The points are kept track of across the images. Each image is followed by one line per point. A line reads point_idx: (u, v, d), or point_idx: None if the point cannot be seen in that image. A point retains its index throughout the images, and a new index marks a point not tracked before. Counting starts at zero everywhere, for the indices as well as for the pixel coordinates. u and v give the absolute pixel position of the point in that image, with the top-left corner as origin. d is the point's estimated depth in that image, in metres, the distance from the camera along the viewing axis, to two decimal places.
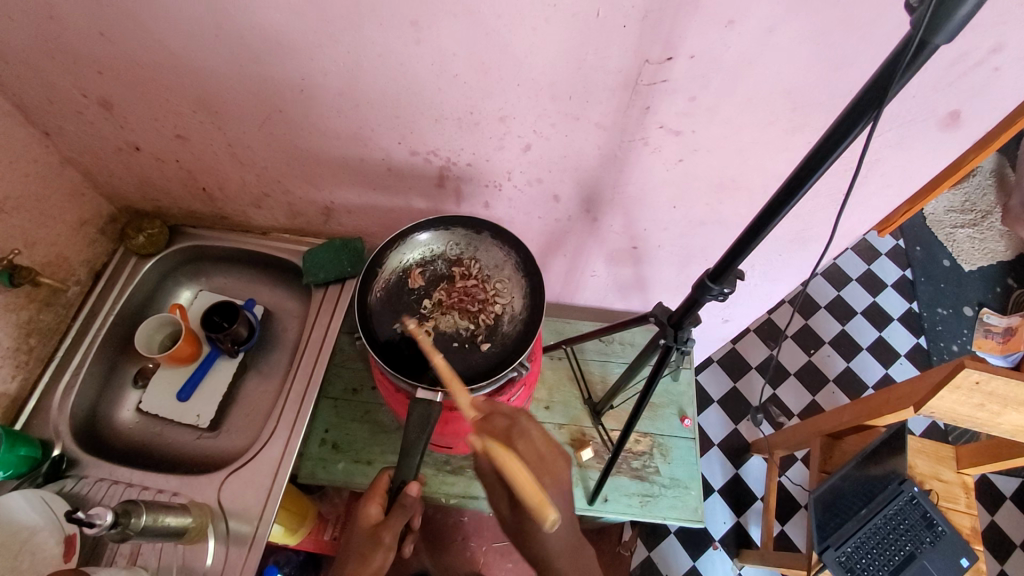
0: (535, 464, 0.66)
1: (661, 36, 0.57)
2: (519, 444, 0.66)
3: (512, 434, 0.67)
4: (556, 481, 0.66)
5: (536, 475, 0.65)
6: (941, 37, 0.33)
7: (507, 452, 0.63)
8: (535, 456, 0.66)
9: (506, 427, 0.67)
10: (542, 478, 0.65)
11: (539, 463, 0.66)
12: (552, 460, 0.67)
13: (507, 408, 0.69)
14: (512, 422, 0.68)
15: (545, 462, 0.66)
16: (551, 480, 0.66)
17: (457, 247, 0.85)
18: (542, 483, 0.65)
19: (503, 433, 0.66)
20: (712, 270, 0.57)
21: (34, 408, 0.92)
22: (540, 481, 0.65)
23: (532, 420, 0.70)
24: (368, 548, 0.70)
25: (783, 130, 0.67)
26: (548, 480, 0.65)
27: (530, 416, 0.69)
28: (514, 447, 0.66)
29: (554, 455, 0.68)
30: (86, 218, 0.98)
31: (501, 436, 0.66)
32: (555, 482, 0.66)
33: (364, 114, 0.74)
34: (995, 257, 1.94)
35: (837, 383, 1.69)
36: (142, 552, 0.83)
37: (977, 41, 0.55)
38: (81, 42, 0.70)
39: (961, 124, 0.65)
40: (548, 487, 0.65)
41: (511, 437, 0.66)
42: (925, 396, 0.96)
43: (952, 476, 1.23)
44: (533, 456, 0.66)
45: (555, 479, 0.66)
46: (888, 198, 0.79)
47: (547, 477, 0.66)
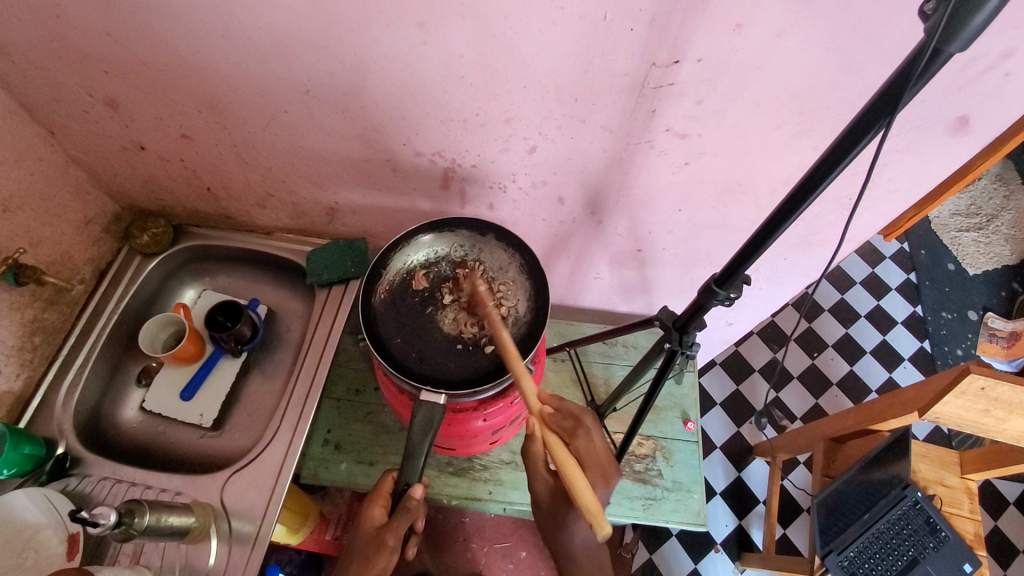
0: (590, 460, 0.72)
1: (668, 39, 0.57)
2: (579, 441, 0.73)
3: (576, 432, 0.74)
4: (605, 483, 0.73)
5: (592, 470, 0.72)
6: (955, 45, 0.32)
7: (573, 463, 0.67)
8: (592, 456, 0.73)
9: (570, 425, 0.74)
10: (596, 475, 0.72)
11: (591, 461, 0.72)
12: (602, 463, 0.73)
13: (574, 408, 0.75)
14: (576, 424, 0.74)
15: (600, 462, 0.73)
16: (598, 479, 0.72)
17: (461, 249, 0.85)
18: (594, 479, 0.72)
19: (567, 431, 0.74)
20: (718, 275, 0.57)
21: (38, 407, 0.92)
22: (592, 477, 0.72)
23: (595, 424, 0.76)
24: (372, 550, 0.70)
25: (791, 134, 0.67)
26: (598, 481, 0.72)
27: (594, 419, 0.75)
28: (575, 443, 0.73)
29: (605, 457, 0.74)
30: (91, 217, 0.98)
31: (566, 432, 0.74)
32: (603, 483, 0.73)
33: (369, 115, 0.74)
34: (1000, 261, 1.93)
35: (840, 386, 1.69)
36: (145, 551, 0.83)
37: (988, 46, 0.54)
38: (88, 41, 0.70)
39: (970, 129, 0.65)
40: (599, 485, 0.72)
41: (573, 432, 0.73)
42: (929, 401, 0.95)
43: (956, 481, 1.22)
44: (586, 453, 0.73)
45: (605, 480, 0.73)
46: (895, 202, 0.78)
47: (597, 476, 0.72)
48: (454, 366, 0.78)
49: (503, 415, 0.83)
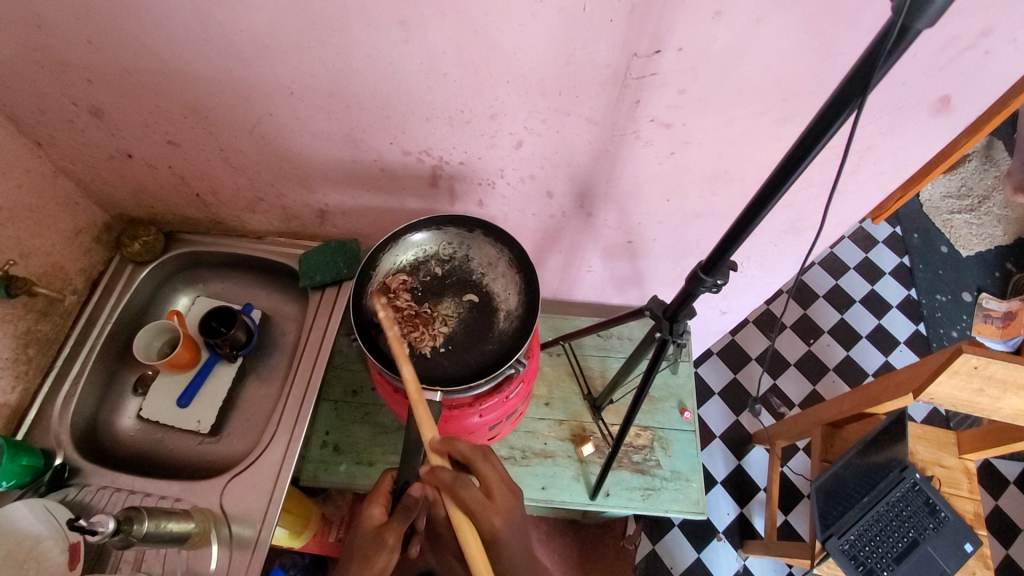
0: (481, 505, 0.65)
1: (648, 29, 0.57)
2: (462, 493, 0.64)
3: (457, 482, 0.65)
4: (505, 520, 0.66)
5: (482, 516, 0.64)
6: (922, 22, 0.33)
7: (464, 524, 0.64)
8: (481, 502, 0.65)
9: (457, 473, 0.66)
10: (490, 520, 0.65)
11: (485, 506, 0.65)
12: (496, 501, 0.66)
13: (464, 449, 0.68)
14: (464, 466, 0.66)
15: (490, 506, 0.65)
16: (500, 517, 0.66)
17: (449, 247, 0.85)
18: (490, 523, 0.65)
19: (447, 484, 0.65)
20: (704, 262, 0.57)
21: (35, 418, 0.92)
22: (488, 524, 0.65)
23: (487, 449, 0.69)
24: (371, 549, 0.69)
25: (774, 120, 0.67)
26: (499, 520, 0.65)
27: (484, 456, 0.68)
28: (458, 496, 0.64)
29: (500, 492, 0.67)
30: (81, 227, 0.98)
31: (446, 486, 0.65)
32: (505, 519, 0.66)
33: (354, 115, 0.74)
34: (992, 242, 1.94)
35: (837, 372, 1.69)
36: (146, 559, 0.83)
37: (967, 24, 0.54)
38: (69, 50, 0.70)
39: (952, 109, 0.65)
40: (497, 527, 0.65)
41: (455, 484, 0.64)
42: (924, 382, 0.96)
43: (955, 462, 1.23)
44: (478, 500, 0.65)
45: (503, 516, 0.66)
46: (882, 184, 0.79)
47: (495, 517, 0.65)
48: (449, 364, 0.79)
49: (499, 410, 0.82)
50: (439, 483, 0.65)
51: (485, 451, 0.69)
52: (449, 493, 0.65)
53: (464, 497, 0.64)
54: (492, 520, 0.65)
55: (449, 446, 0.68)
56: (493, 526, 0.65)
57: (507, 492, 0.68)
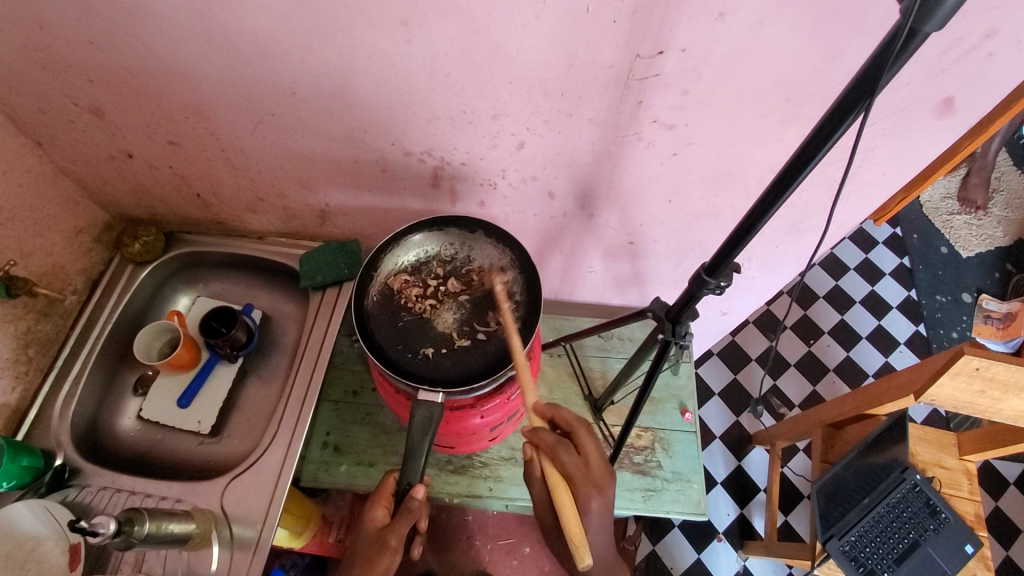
0: (580, 474, 0.69)
1: (651, 30, 0.57)
2: (563, 458, 0.70)
3: (558, 448, 0.70)
4: (601, 494, 0.69)
5: (581, 485, 0.69)
6: (931, 26, 0.32)
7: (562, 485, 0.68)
8: (581, 473, 0.69)
9: (561, 439, 0.72)
10: (584, 490, 0.69)
11: (584, 475, 0.69)
12: (594, 474, 0.70)
13: (567, 418, 0.73)
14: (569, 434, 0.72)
15: (588, 477, 0.69)
16: (595, 491, 0.69)
17: (451, 248, 0.85)
18: (586, 495, 0.69)
19: (548, 447, 0.71)
20: (708, 264, 0.57)
21: (35, 418, 0.92)
22: (584, 495, 0.69)
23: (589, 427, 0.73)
24: (375, 551, 0.69)
25: (777, 121, 0.67)
26: (592, 493, 0.69)
27: (586, 429, 0.72)
28: (558, 459, 0.70)
29: (598, 469, 0.70)
30: (81, 227, 0.98)
31: (548, 448, 0.71)
32: (599, 494, 0.69)
33: (356, 116, 0.74)
34: (992, 243, 1.94)
35: (837, 372, 1.69)
36: (146, 559, 0.83)
37: (970, 26, 0.54)
38: (71, 50, 0.70)
39: (955, 111, 0.65)
40: (593, 498, 0.69)
41: (558, 449, 0.70)
42: (925, 384, 0.96)
43: (955, 462, 1.23)
44: (577, 468, 0.69)
45: (599, 491, 0.69)
46: (883, 186, 0.79)
47: (591, 490, 0.69)
48: (450, 365, 0.78)
49: (500, 412, 0.82)
50: (543, 445, 0.71)
51: (586, 425, 0.73)
52: (551, 455, 0.71)
53: (566, 463, 0.70)
54: (589, 491, 0.69)
55: (551, 412, 0.74)
56: (585, 499, 0.69)
57: (605, 471, 0.70)
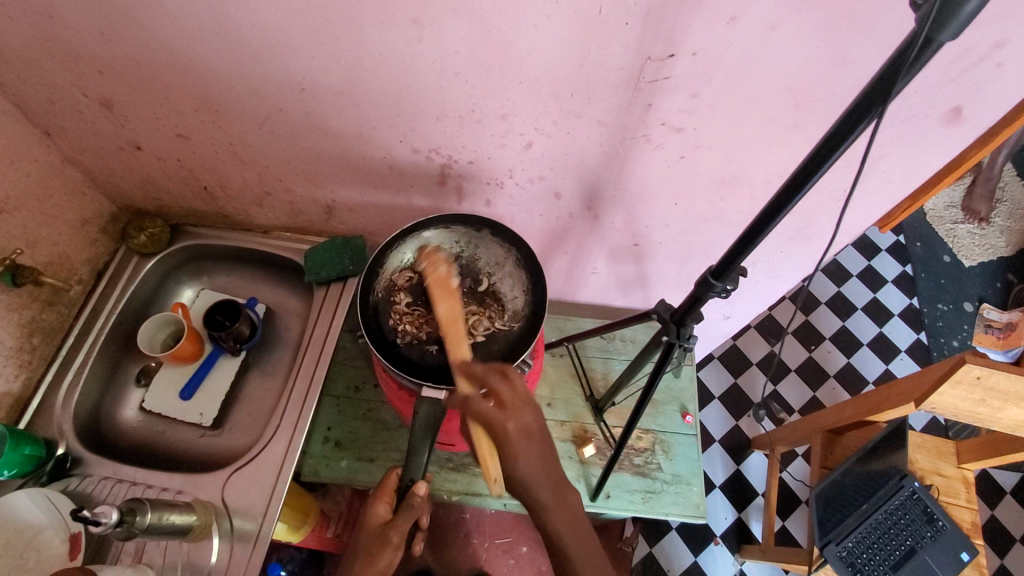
0: (495, 418, 0.62)
1: (662, 32, 0.57)
2: (475, 407, 0.63)
3: (471, 400, 0.64)
4: (522, 430, 0.63)
5: (498, 428, 0.62)
6: (946, 35, 0.33)
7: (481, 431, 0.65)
8: (497, 417, 0.62)
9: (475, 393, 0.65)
10: (503, 430, 0.62)
11: (499, 415, 0.62)
12: (511, 413, 0.63)
13: (484, 370, 0.66)
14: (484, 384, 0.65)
15: (503, 418, 0.62)
16: (515, 425, 0.62)
17: (457, 245, 0.84)
18: (506, 433, 0.62)
19: (462, 403, 0.64)
20: (715, 267, 0.57)
21: (37, 408, 0.92)
22: (503, 434, 0.62)
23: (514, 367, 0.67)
24: (376, 546, 0.69)
25: (785, 126, 0.67)
26: (513, 431, 0.62)
27: (500, 375, 0.65)
28: (473, 411, 0.63)
29: (516, 405, 0.64)
30: (87, 217, 0.98)
31: (464, 404, 0.64)
32: (520, 432, 0.62)
33: (364, 112, 0.74)
34: (995, 253, 1.94)
35: (837, 379, 1.69)
36: (147, 549, 0.83)
37: (981, 36, 0.55)
38: (83, 41, 0.70)
39: (963, 120, 0.65)
40: (511, 433, 0.62)
41: (466, 402, 0.64)
42: (926, 392, 0.96)
43: (953, 471, 1.24)
44: (491, 412, 0.63)
45: (520, 427, 0.63)
46: (889, 194, 0.79)
47: (512, 427, 0.62)
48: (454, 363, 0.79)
49: None
50: (459, 403, 0.65)
51: (504, 371, 0.65)
52: (466, 408, 0.64)
53: (477, 412, 0.63)
54: (508, 428, 0.62)
55: (471, 369, 0.67)
56: (510, 441, 0.62)
57: (525, 406, 0.64)
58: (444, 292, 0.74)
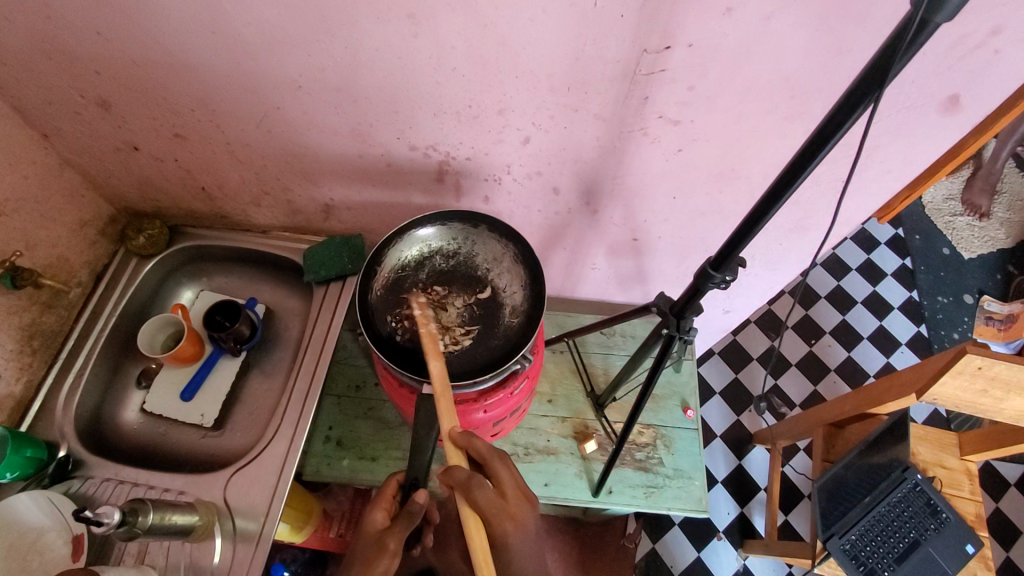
0: (494, 509, 0.65)
1: (658, 24, 0.57)
2: (478, 493, 0.65)
3: (472, 484, 0.66)
4: (519, 527, 0.66)
5: (497, 523, 0.65)
6: (942, 16, 0.33)
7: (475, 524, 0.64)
8: (494, 506, 0.66)
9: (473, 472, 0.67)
10: (503, 525, 0.65)
11: (498, 509, 0.66)
12: (512, 504, 0.67)
13: (482, 449, 0.68)
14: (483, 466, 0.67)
15: (506, 509, 0.66)
16: (514, 527, 0.66)
17: (454, 242, 0.85)
18: (502, 530, 0.65)
19: (462, 485, 0.66)
20: (714, 258, 0.57)
21: (39, 410, 0.92)
22: (502, 531, 0.65)
23: (505, 460, 0.70)
24: (372, 553, 0.69)
25: (783, 117, 0.67)
26: (512, 529, 0.66)
27: (502, 458, 0.69)
28: (472, 496, 0.66)
29: (515, 497, 0.68)
30: (85, 220, 0.98)
31: (461, 485, 0.66)
32: (518, 528, 0.66)
33: (362, 109, 0.74)
34: (994, 244, 1.94)
35: (838, 372, 1.70)
36: (149, 551, 0.83)
37: (975, 24, 0.55)
38: (80, 42, 0.70)
39: (960, 109, 0.65)
40: (511, 532, 0.65)
41: (469, 485, 0.66)
42: (927, 382, 0.96)
43: (956, 462, 1.23)
44: (491, 502, 0.65)
45: (517, 524, 0.66)
46: (888, 184, 0.79)
47: (507, 524, 0.66)
48: (455, 360, 0.78)
49: (503, 407, 0.83)
50: (454, 482, 0.67)
51: (502, 455, 0.69)
52: (463, 493, 0.66)
53: (479, 500, 0.65)
54: (506, 525, 0.65)
55: (466, 441, 0.68)
56: (505, 536, 0.66)
57: (522, 500, 0.68)
58: (434, 347, 0.72)
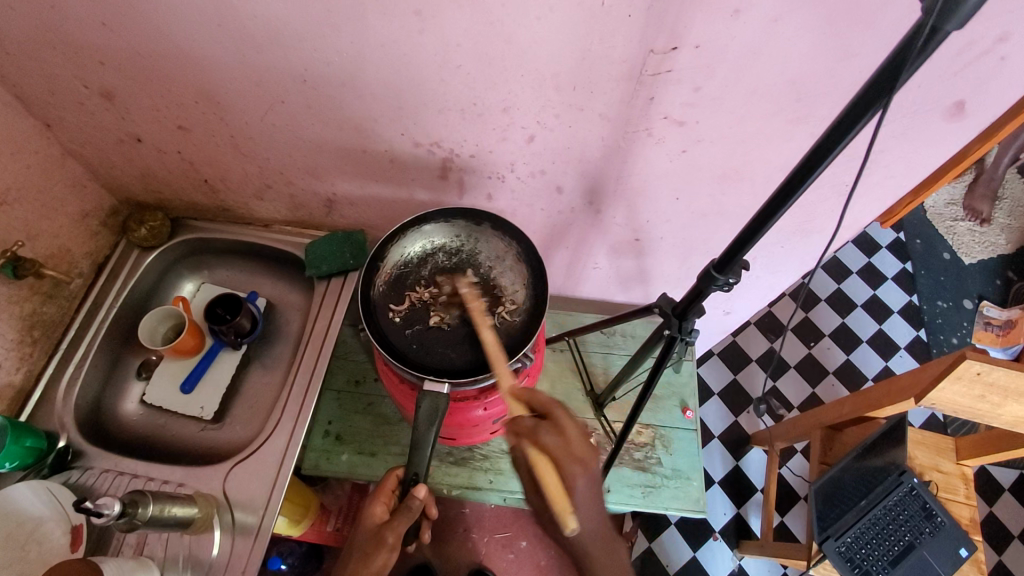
0: (561, 452, 0.66)
1: (666, 25, 0.57)
2: (544, 439, 0.66)
3: (539, 430, 0.67)
4: (587, 471, 0.66)
5: (566, 465, 0.65)
6: (951, 25, 0.33)
7: (552, 467, 0.66)
8: (567, 452, 0.66)
9: (542, 418, 0.68)
10: (573, 469, 0.65)
11: (567, 453, 0.66)
12: (578, 446, 0.67)
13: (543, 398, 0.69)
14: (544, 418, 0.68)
15: (573, 450, 0.66)
16: (579, 477, 0.65)
17: (457, 240, 0.85)
18: (573, 472, 0.65)
19: (528, 432, 0.67)
20: (717, 260, 0.57)
21: (38, 400, 0.92)
22: (570, 474, 0.65)
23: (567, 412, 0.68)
24: (371, 547, 0.71)
25: (787, 120, 0.67)
26: (579, 474, 0.65)
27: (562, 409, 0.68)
28: (540, 441, 0.67)
29: (583, 445, 0.67)
30: (87, 210, 0.98)
31: (527, 432, 0.68)
32: (585, 472, 0.66)
33: (366, 105, 0.74)
34: (995, 250, 1.94)
35: (837, 375, 1.70)
36: (147, 542, 0.84)
37: (983, 30, 0.55)
38: (84, 33, 0.70)
39: (965, 115, 0.65)
40: (578, 475, 0.65)
41: (535, 431, 0.67)
42: (926, 387, 0.96)
43: (951, 467, 1.24)
44: (561, 447, 0.66)
45: (583, 467, 0.66)
46: (892, 189, 0.79)
47: (575, 466, 0.65)
48: (456, 356, 0.78)
49: (503, 404, 0.83)
50: (520, 430, 0.68)
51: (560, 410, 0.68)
52: (529, 439, 0.67)
53: (546, 444, 0.66)
54: (574, 469, 0.65)
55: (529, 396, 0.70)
56: (574, 482, 0.65)
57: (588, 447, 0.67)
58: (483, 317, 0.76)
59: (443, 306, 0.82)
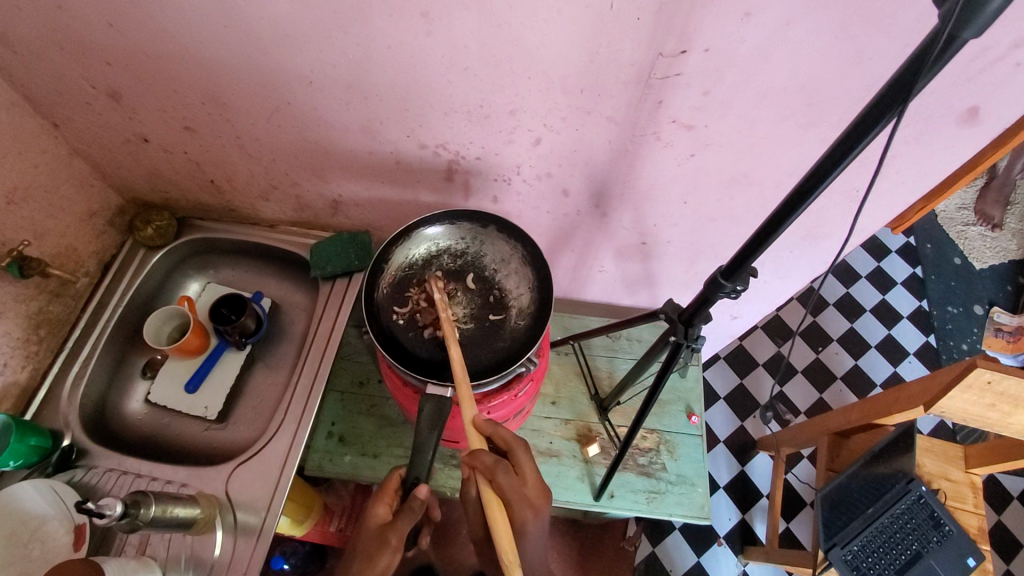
0: (516, 495, 0.66)
1: (675, 27, 0.56)
2: (501, 478, 0.66)
3: (497, 469, 0.67)
4: (536, 517, 0.67)
5: (517, 508, 0.66)
6: (969, 33, 0.32)
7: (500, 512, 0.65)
8: (517, 494, 0.66)
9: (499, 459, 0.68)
10: (522, 513, 0.66)
11: (520, 496, 0.66)
12: (531, 492, 0.68)
13: (506, 436, 0.70)
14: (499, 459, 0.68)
15: (524, 495, 0.67)
16: (530, 519, 0.66)
17: (463, 242, 0.84)
18: (523, 516, 0.66)
19: (486, 469, 0.67)
20: (725, 267, 0.56)
21: (44, 398, 0.92)
22: (520, 518, 0.66)
23: (527, 453, 0.71)
24: (374, 548, 0.69)
25: (798, 125, 0.66)
26: (529, 518, 0.66)
27: (524, 449, 0.70)
28: (495, 478, 0.66)
29: (534, 488, 0.68)
30: (94, 210, 0.98)
31: (487, 468, 0.67)
32: (535, 518, 0.67)
33: (372, 107, 0.73)
34: (1007, 255, 1.91)
35: (844, 381, 1.68)
36: (150, 542, 0.84)
37: (999, 36, 0.53)
38: (91, 33, 0.70)
39: (979, 121, 0.64)
40: (528, 521, 0.66)
41: (495, 470, 0.66)
42: (935, 395, 0.95)
43: (960, 475, 1.22)
44: (514, 490, 0.66)
45: (535, 512, 0.67)
46: (903, 194, 0.78)
47: (527, 510, 0.66)
48: (460, 360, 0.78)
49: (506, 409, 0.82)
50: (477, 465, 0.68)
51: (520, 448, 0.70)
52: (485, 475, 0.67)
53: (502, 484, 0.66)
54: (524, 513, 0.66)
55: (490, 429, 0.69)
56: (523, 526, 0.66)
57: (541, 493, 0.68)
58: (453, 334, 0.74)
59: (447, 308, 0.82)
